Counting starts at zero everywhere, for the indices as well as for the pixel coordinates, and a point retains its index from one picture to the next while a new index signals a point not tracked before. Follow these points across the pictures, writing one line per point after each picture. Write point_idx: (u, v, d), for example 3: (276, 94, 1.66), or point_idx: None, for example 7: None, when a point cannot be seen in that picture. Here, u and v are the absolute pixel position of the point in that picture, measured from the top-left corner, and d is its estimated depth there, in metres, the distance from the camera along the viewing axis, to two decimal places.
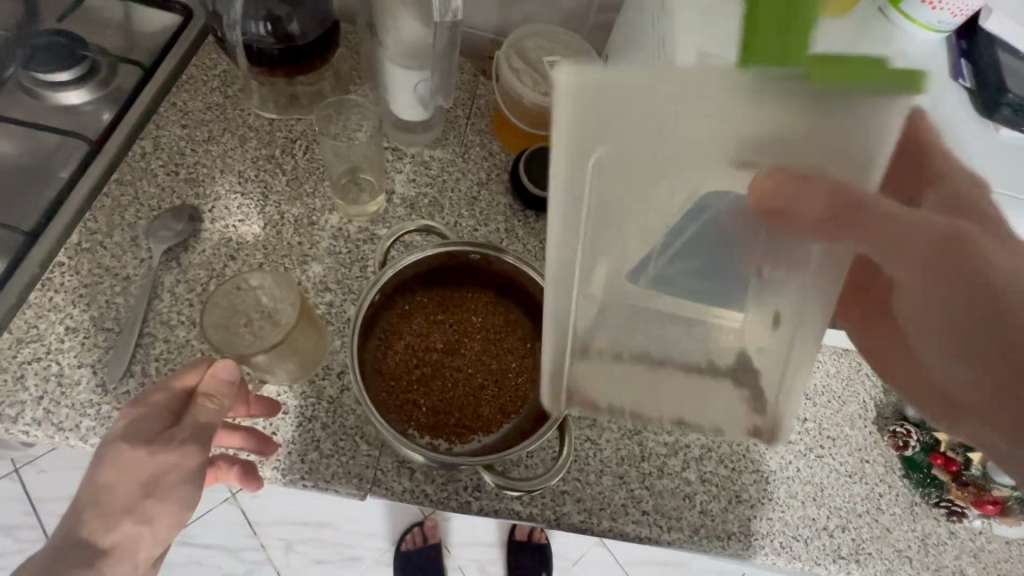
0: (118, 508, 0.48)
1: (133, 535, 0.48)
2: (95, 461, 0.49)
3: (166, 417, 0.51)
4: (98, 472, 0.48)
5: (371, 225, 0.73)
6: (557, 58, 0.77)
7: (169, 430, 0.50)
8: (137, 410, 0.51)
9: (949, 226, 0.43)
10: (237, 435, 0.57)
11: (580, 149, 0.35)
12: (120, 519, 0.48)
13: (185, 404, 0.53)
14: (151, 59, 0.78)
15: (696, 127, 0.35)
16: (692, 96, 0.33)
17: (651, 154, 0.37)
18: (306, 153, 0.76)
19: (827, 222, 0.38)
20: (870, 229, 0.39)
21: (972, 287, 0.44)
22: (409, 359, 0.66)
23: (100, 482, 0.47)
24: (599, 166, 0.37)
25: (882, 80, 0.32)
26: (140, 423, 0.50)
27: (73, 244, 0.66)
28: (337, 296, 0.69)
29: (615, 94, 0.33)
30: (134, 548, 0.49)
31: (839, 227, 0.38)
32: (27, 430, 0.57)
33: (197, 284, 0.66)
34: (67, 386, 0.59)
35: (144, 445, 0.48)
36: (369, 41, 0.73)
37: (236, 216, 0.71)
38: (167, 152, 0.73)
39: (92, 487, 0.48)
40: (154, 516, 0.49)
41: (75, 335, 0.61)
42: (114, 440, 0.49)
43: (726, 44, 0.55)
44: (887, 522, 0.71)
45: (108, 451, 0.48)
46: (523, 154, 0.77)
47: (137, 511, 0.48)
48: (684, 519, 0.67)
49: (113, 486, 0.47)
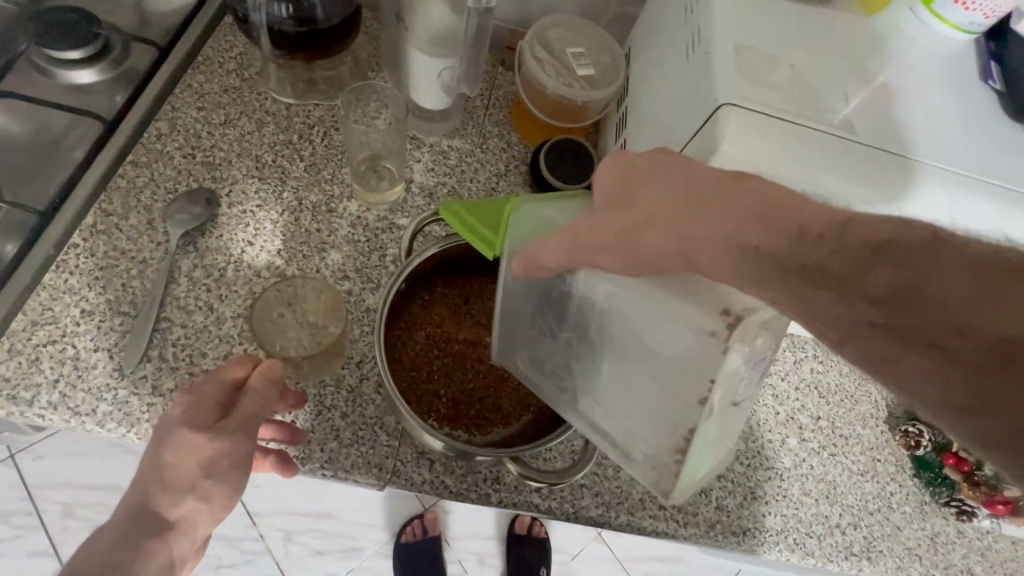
0: (181, 486, 0.49)
1: (194, 514, 0.50)
2: (155, 447, 0.50)
3: (217, 406, 0.51)
4: (157, 455, 0.50)
5: (390, 214, 0.72)
6: (581, 50, 0.76)
7: (222, 419, 0.51)
8: (192, 399, 0.51)
9: (607, 217, 0.45)
10: (278, 427, 0.57)
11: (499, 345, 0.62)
12: (183, 496, 0.49)
13: (235, 395, 0.53)
14: (165, 38, 0.76)
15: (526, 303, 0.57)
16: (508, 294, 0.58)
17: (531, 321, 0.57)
18: (324, 139, 0.75)
19: (540, 257, 0.50)
20: (544, 248, 0.49)
21: (641, 234, 0.43)
22: (428, 350, 0.66)
23: (161, 464, 0.49)
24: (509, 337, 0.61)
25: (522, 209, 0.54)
26: (195, 412, 0.51)
27: (88, 226, 0.65)
28: (356, 285, 0.68)
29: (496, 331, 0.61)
30: (194, 529, 0.51)
31: (541, 253, 0.49)
32: (43, 414, 0.56)
33: (214, 270, 0.65)
34: (83, 369, 0.58)
35: (201, 431, 0.49)
36: (393, 28, 0.72)
37: (253, 201, 0.70)
38: (183, 134, 0.72)
39: (153, 466, 0.50)
40: (212, 496, 0.50)
41: (91, 319, 0.60)
42: (171, 427, 0.50)
43: (763, 38, 0.55)
44: (898, 520, 0.72)
45: (167, 436, 0.50)
46: (544, 146, 0.76)
47: (197, 491, 0.49)
48: (700, 514, 0.68)
49: (174, 468, 0.49)
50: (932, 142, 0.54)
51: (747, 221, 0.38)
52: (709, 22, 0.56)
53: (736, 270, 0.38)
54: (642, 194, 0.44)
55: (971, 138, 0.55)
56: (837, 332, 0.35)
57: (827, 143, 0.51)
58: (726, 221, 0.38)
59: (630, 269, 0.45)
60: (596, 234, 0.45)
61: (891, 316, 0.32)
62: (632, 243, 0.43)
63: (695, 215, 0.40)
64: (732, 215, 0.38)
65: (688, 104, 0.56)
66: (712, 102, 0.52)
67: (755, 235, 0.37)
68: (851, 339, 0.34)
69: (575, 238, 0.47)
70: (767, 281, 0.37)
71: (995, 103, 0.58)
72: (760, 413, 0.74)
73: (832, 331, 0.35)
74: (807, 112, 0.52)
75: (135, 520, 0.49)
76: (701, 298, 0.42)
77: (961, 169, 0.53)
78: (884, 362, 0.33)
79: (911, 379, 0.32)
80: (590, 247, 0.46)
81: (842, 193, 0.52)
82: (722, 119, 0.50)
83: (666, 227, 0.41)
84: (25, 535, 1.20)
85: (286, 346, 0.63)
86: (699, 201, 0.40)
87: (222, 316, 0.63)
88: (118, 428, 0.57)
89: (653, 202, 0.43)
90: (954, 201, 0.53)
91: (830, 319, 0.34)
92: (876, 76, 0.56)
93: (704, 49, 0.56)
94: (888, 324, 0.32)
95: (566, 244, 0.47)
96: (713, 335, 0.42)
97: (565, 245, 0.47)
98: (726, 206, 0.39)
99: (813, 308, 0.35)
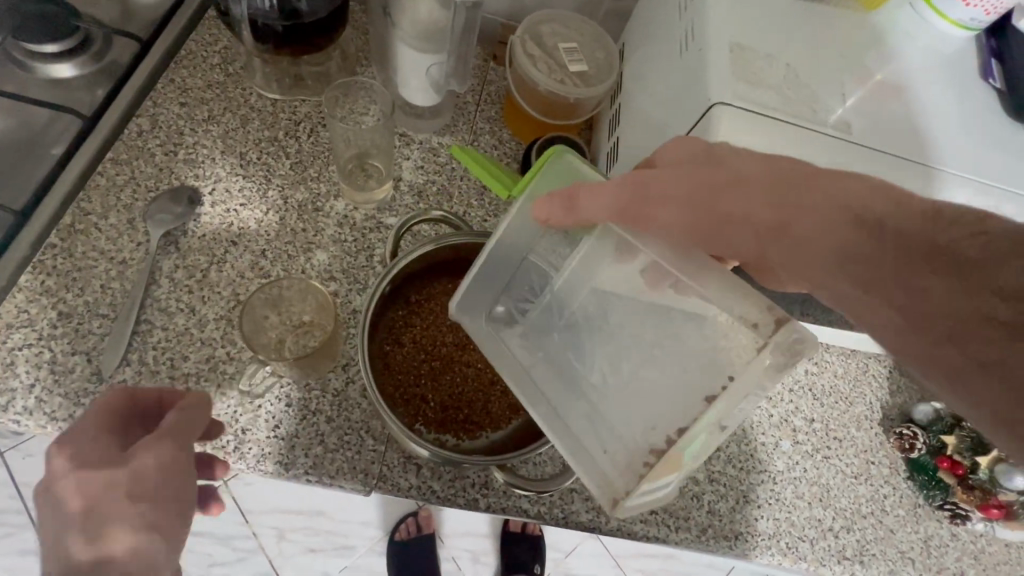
0: (113, 518, 0.43)
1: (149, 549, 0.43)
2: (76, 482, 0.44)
3: (115, 438, 0.47)
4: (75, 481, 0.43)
5: (378, 213, 0.71)
6: (573, 45, 0.74)
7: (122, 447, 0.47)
8: (74, 438, 0.46)
9: (700, 176, 0.44)
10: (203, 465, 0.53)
11: (468, 314, 0.58)
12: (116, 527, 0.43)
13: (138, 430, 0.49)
14: (148, 32, 0.74)
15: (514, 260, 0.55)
16: (500, 248, 0.54)
17: (516, 279, 0.55)
18: (311, 136, 0.73)
19: (596, 200, 0.46)
20: (613, 192, 0.46)
21: (730, 200, 0.43)
22: (415, 353, 0.64)
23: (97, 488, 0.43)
24: (482, 302, 0.57)
25: (549, 163, 0.53)
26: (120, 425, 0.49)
27: (67, 225, 0.63)
28: (342, 286, 0.67)
29: (476, 287, 0.57)
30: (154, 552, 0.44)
31: (602, 195, 0.46)
32: (18, 420, 0.55)
33: (196, 271, 0.64)
34: (60, 373, 0.57)
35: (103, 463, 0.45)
36: (381, 23, 0.70)
37: (237, 200, 0.68)
38: (165, 130, 0.70)
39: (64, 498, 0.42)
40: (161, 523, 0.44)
41: (68, 321, 0.59)
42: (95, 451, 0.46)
43: (759, 35, 0.53)
44: (891, 523, 0.72)
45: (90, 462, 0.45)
46: (535, 142, 0.75)
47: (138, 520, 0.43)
48: (692, 518, 0.67)
49: (104, 500, 0.43)
50: (927, 143, 0.52)
51: (861, 202, 0.39)
52: (703, 18, 0.55)
53: (837, 241, 0.39)
54: (731, 162, 0.44)
55: (968, 139, 0.54)
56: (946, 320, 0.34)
57: (823, 144, 0.50)
58: (843, 197, 0.39)
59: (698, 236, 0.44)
60: (667, 190, 0.45)
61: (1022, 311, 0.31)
62: (717, 208, 0.43)
63: (799, 187, 0.41)
64: (848, 190, 0.40)
65: (681, 103, 0.55)
66: (705, 100, 0.50)
67: (872, 209, 0.38)
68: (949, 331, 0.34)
69: (636, 195, 0.45)
70: (867, 253, 0.38)
71: (993, 103, 0.56)
72: (753, 415, 0.74)
73: (941, 320, 0.35)
74: (804, 111, 0.51)
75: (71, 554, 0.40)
76: (749, 293, 0.43)
77: (955, 169, 0.52)
78: (994, 359, 0.32)
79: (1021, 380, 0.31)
80: (655, 205, 0.45)
81: None
82: (716, 118, 0.48)
83: (763, 196, 0.42)
84: (16, 533, 1.19)
85: (276, 347, 0.62)
86: (804, 176, 0.42)
87: (204, 319, 0.62)
88: None
89: (750, 169, 0.43)
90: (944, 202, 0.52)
91: (935, 304, 0.35)
92: (873, 73, 0.55)
93: (697, 46, 0.54)
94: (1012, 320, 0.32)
95: (622, 195, 0.45)
96: (757, 328, 0.41)
97: (633, 194, 0.45)
98: (838, 184, 0.40)
99: (913, 294, 0.36)
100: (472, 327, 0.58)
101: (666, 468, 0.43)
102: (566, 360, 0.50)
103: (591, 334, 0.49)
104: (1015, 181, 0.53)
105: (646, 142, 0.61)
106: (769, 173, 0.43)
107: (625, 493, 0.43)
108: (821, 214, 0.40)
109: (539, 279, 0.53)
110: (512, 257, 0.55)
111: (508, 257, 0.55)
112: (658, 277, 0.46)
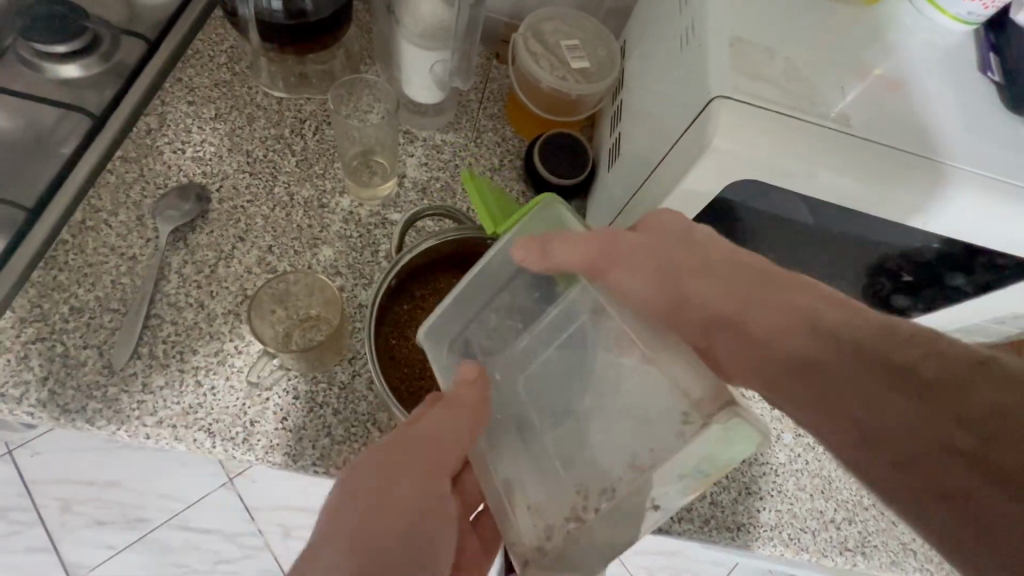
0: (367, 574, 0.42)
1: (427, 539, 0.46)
2: (337, 537, 0.43)
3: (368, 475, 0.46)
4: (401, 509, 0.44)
5: (383, 210, 0.72)
6: (574, 43, 0.75)
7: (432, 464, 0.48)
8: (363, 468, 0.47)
9: (671, 257, 0.47)
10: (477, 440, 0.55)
11: (434, 344, 0.55)
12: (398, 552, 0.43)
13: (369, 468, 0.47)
14: (156, 31, 0.75)
15: (496, 287, 0.53)
16: (488, 272, 0.54)
17: (493, 306, 0.53)
18: (316, 134, 0.74)
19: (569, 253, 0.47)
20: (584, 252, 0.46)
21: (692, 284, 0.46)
22: (420, 347, 0.65)
23: (416, 495, 0.46)
24: (451, 333, 0.55)
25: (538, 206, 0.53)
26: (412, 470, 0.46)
27: (78, 222, 0.64)
28: (348, 281, 0.67)
29: (452, 308, 0.55)
30: (444, 544, 0.48)
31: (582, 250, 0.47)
32: (31, 412, 0.56)
33: (204, 266, 0.65)
34: (72, 367, 0.58)
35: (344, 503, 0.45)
36: (386, 22, 0.71)
37: (244, 197, 0.69)
38: (173, 129, 0.71)
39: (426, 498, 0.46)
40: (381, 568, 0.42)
41: (80, 315, 0.60)
42: (371, 504, 0.44)
43: (758, 30, 0.54)
44: (893, 515, 0.72)
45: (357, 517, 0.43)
46: (537, 139, 0.76)
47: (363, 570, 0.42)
48: (695, 510, 0.68)
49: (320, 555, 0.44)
50: (927, 136, 0.53)
51: (822, 307, 0.41)
52: (704, 13, 0.55)
53: (795, 340, 0.40)
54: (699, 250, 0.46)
55: (968, 131, 0.54)
56: (906, 444, 0.34)
57: (823, 138, 0.51)
58: (802, 301, 0.42)
59: (656, 308, 0.46)
60: (634, 262, 0.46)
61: (986, 442, 0.32)
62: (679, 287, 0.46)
63: (761, 287, 0.43)
64: (810, 296, 0.42)
65: (681, 98, 0.55)
66: (704, 95, 0.51)
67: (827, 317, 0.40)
68: (905, 454, 0.34)
69: (604, 257, 0.46)
70: (821, 356, 0.39)
71: (994, 96, 0.57)
72: (756, 408, 0.75)
73: (895, 439, 0.35)
74: (802, 104, 0.51)
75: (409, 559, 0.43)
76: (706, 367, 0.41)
77: (953, 162, 0.53)
78: (956, 492, 0.32)
79: (989, 517, 0.30)
80: (620, 271, 0.46)
81: (838, 186, 0.52)
82: (714, 113, 0.49)
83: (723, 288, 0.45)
84: (25, 530, 1.21)
85: (284, 340, 0.63)
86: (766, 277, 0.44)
87: (212, 313, 0.63)
88: (107, 426, 0.56)
89: (716, 261, 0.46)
90: (945, 195, 0.52)
91: (895, 424, 0.35)
92: (872, 68, 0.55)
93: (697, 41, 0.55)
94: (972, 450, 0.32)
95: (593, 252, 0.46)
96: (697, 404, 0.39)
97: (605, 258, 0.46)
98: (796, 290, 0.42)
99: (869, 405, 0.36)
100: (438, 356, 0.54)
101: (585, 535, 0.42)
102: (542, 396, 0.47)
103: (572, 374, 0.46)
104: (1016, 173, 0.54)
105: (646, 139, 0.62)
106: (733, 269, 0.45)
107: (534, 546, 0.42)
108: (784, 314, 0.42)
109: (513, 315, 0.52)
110: (495, 283, 0.54)
111: (491, 283, 0.54)
112: (627, 343, 0.45)
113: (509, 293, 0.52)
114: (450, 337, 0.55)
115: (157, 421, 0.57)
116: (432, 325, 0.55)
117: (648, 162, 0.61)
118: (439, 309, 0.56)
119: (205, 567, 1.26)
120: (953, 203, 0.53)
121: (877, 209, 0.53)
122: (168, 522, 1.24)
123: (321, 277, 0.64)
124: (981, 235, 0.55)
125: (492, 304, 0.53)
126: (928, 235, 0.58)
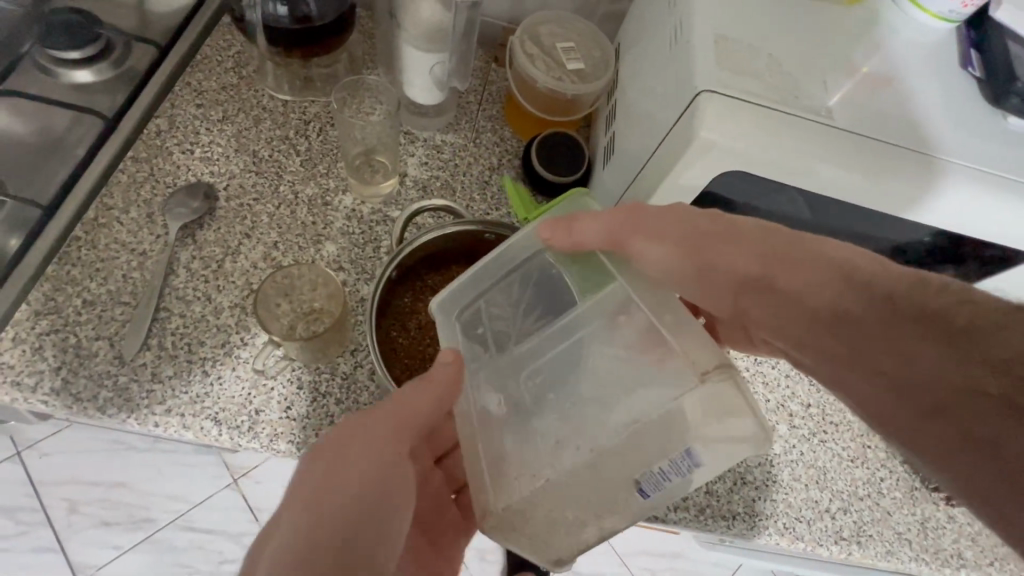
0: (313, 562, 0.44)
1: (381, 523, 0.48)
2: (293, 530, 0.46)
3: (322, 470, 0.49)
4: (348, 486, 0.48)
5: (384, 207, 0.74)
6: (570, 45, 0.77)
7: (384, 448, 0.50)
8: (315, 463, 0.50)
9: (705, 225, 0.50)
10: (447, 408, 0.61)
11: (446, 316, 0.56)
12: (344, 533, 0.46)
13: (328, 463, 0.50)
14: (166, 38, 0.78)
15: (511, 269, 0.53)
16: (507, 255, 0.54)
17: (505, 288, 0.53)
18: (320, 135, 0.77)
19: (594, 231, 0.48)
20: (612, 226, 0.48)
21: (723, 253, 0.49)
22: (420, 339, 0.67)
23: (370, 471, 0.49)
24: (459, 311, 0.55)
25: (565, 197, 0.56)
26: (368, 443, 0.50)
27: (90, 219, 0.67)
28: (351, 275, 0.70)
29: (465, 287, 0.56)
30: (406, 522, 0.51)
31: (609, 226, 0.48)
32: (45, 401, 0.58)
33: (212, 261, 0.67)
34: (85, 357, 0.60)
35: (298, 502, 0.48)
36: (387, 26, 0.74)
37: (250, 195, 0.71)
38: (182, 131, 0.73)
39: (378, 475, 0.49)
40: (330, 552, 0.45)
41: (93, 308, 0.62)
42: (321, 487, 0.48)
43: (743, 29, 0.56)
44: (888, 505, 0.73)
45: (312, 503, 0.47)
46: (534, 138, 0.78)
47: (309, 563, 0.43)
48: (691, 500, 0.69)
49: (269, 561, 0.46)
50: (916, 130, 0.55)
51: (851, 268, 0.45)
52: (692, 13, 0.57)
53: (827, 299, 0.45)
54: (731, 223, 0.50)
55: (950, 125, 0.56)
56: (930, 389, 0.39)
57: (820, 131, 0.52)
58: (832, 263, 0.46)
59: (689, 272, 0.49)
60: (660, 233, 0.49)
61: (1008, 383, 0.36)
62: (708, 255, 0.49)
63: (790, 252, 0.48)
64: (837, 260, 0.46)
65: (671, 95, 0.57)
66: (692, 91, 0.53)
67: (860, 273, 0.44)
68: (934, 404, 0.38)
69: (633, 229, 0.48)
70: (847, 312, 0.44)
71: (975, 92, 0.59)
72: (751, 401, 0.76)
73: (920, 387, 0.39)
74: (785, 98, 0.53)
75: (359, 528, 0.46)
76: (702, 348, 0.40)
77: (935, 153, 0.54)
78: (977, 435, 0.36)
79: (1008, 452, 0.34)
80: (652, 244, 0.48)
81: (827, 177, 0.53)
82: (700, 107, 0.51)
83: (756, 254, 0.48)
84: (31, 531, 1.22)
85: (287, 331, 0.65)
86: (795, 244, 0.48)
87: (219, 306, 0.65)
88: (118, 414, 0.58)
89: (749, 232, 0.49)
90: (928, 184, 0.54)
91: (918, 374, 0.39)
92: (856, 66, 0.57)
93: (685, 40, 0.57)
94: (997, 392, 0.36)
95: (616, 227, 0.48)
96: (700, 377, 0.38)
97: (636, 230, 0.48)
98: (827, 252, 0.47)
99: (889, 358, 0.41)
100: (448, 329, 0.55)
101: (554, 509, 0.42)
102: None
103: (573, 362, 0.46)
104: (999, 165, 0.55)
105: (638, 136, 0.64)
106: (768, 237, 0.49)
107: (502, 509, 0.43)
108: (808, 278, 0.46)
109: (519, 297, 0.51)
110: (510, 267, 0.54)
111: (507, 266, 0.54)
112: (635, 329, 0.44)
113: (520, 276, 0.52)
114: (459, 315, 0.55)
115: (166, 409, 0.59)
116: (442, 299, 0.57)
117: (641, 158, 0.62)
118: (452, 286, 0.57)
119: (209, 569, 1.26)
120: (946, 196, 0.54)
121: (865, 200, 0.55)
122: (173, 522, 1.25)
123: (324, 271, 0.67)
124: (965, 224, 0.57)
125: (504, 286, 0.53)
126: (915, 227, 0.59)
